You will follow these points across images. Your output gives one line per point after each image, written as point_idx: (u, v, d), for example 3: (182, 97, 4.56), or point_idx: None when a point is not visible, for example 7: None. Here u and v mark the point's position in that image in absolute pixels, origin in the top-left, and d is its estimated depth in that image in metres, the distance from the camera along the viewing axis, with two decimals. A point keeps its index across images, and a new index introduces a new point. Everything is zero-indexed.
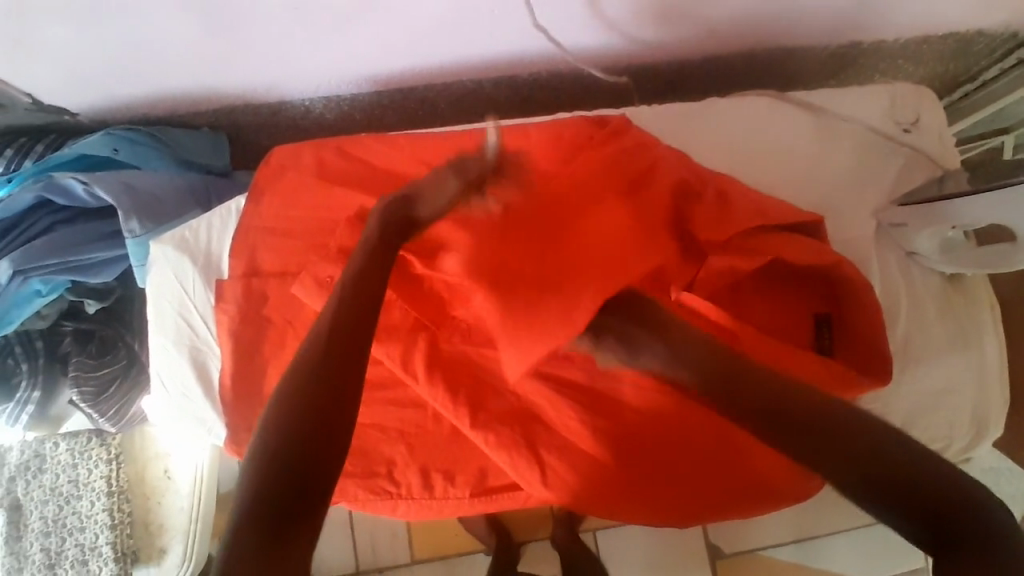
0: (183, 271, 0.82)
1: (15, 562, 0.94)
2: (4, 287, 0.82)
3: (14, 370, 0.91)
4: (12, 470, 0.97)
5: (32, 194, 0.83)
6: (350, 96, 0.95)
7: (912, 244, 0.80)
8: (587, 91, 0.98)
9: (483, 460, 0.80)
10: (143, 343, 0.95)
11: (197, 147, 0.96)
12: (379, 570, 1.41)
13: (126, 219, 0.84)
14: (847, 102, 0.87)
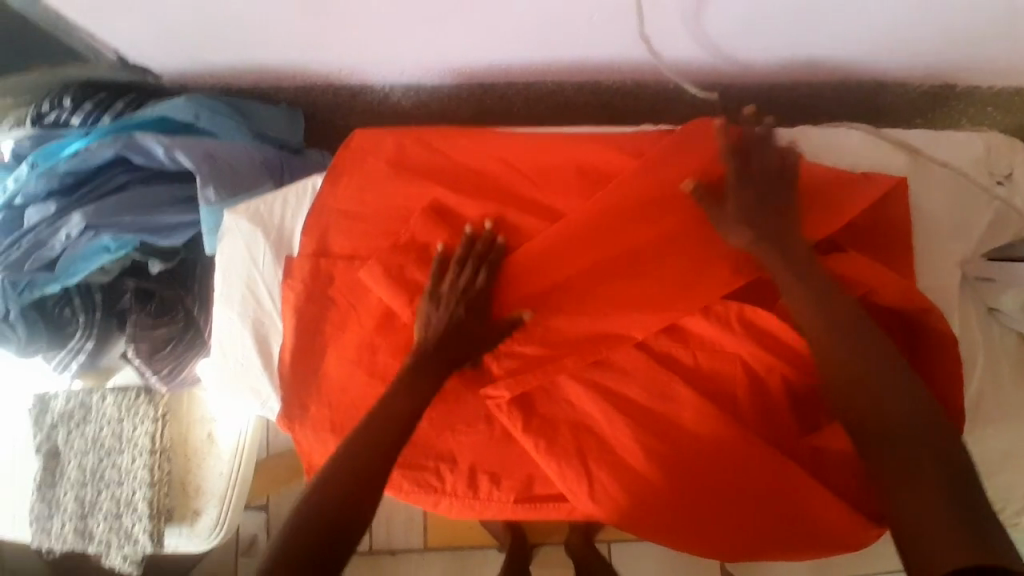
0: (255, 243, 0.83)
1: (46, 509, 0.97)
2: (75, 239, 0.83)
3: (70, 320, 0.92)
4: (55, 417, 0.98)
5: (112, 151, 0.83)
6: (431, 86, 0.95)
7: (997, 301, 0.78)
8: (670, 107, 0.96)
9: (530, 468, 0.80)
10: (202, 308, 0.96)
11: (274, 122, 0.96)
12: (391, 552, 1.43)
13: (203, 186, 0.85)
14: (941, 145, 0.84)
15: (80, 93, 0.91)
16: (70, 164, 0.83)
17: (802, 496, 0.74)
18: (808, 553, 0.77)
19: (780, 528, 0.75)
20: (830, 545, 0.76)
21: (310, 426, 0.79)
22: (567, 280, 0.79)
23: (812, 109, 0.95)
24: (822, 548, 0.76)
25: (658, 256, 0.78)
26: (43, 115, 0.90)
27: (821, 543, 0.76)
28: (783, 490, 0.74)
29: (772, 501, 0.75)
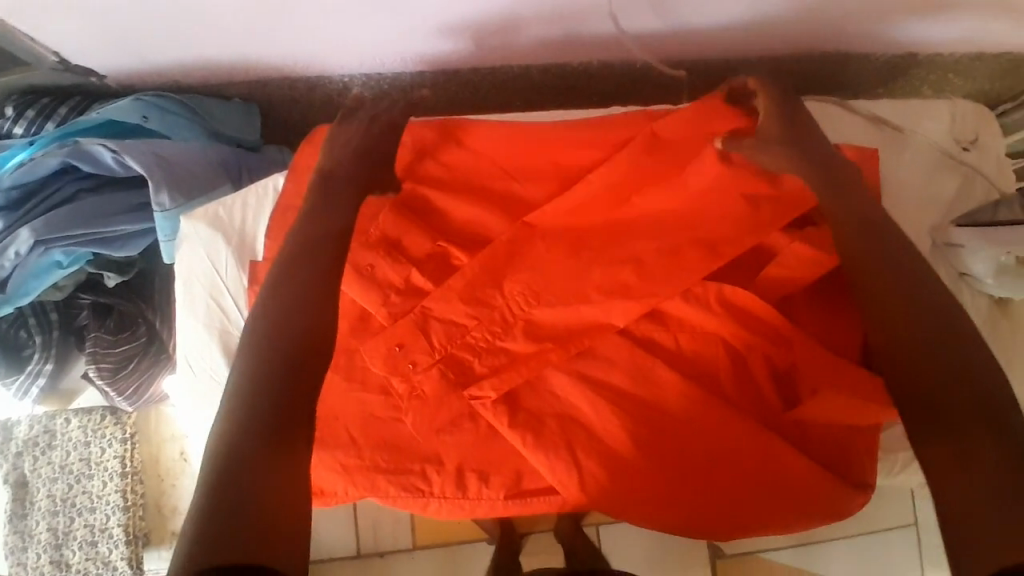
0: (217, 250, 0.79)
1: (20, 541, 0.92)
2: (25, 257, 0.78)
3: (25, 342, 0.87)
4: (20, 445, 0.93)
5: (56, 160, 0.78)
6: (392, 74, 0.91)
7: (966, 266, 0.78)
8: (639, 84, 0.95)
9: (519, 462, 0.78)
10: (166, 321, 0.92)
11: (229, 119, 0.92)
12: (379, 554, 1.41)
13: (157, 193, 0.80)
14: (908, 113, 0.84)
15: (21, 102, 0.87)
16: (14, 177, 0.78)
17: (790, 470, 0.74)
18: (799, 525, 0.78)
19: (771, 503, 0.75)
20: (820, 516, 0.77)
21: None
22: (542, 271, 0.78)
23: None
24: (812, 519, 0.77)
25: (634, 240, 0.77)
26: None
27: (811, 515, 0.76)
28: (772, 465, 0.74)
29: (761, 476, 0.75)
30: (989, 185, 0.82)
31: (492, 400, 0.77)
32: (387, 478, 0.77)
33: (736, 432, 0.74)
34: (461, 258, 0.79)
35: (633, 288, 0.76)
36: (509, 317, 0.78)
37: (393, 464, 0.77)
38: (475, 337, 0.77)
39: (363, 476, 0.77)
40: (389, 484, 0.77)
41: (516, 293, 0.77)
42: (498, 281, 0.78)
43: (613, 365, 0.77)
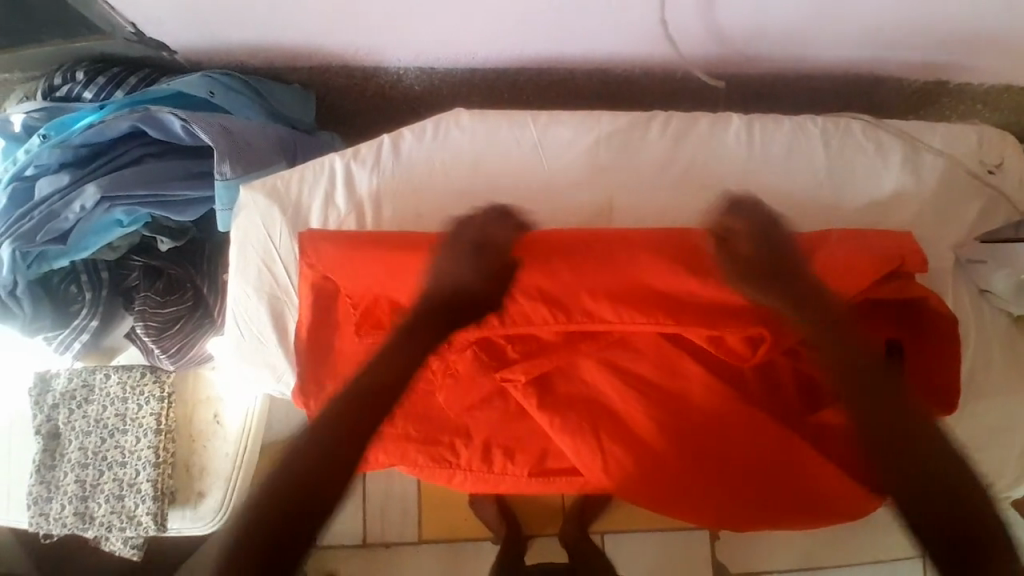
0: (271, 218, 0.82)
1: (46, 491, 0.95)
2: (89, 211, 0.83)
3: (75, 298, 0.90)
4: (56, 397, 0.96)
5: (127, 124, 0.83)
6: (444, 69, 0.96)
7: (987, 282, 0.82)
8: (679, 91, 0.98)
9: (544, 442, 0.81)
10: (213, 288, 0.95)
11: (288, 101, 0.97)
12: (386, 544, 1.43)
13: (220, 162, 0.84)
14: (938, 136, 0.87)
15: (93, 69, 0.92)
16: (84, 137, 0.82)
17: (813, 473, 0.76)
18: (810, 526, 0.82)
19: (788, 503, 0.79)
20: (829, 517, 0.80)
21: (325, 401, 0.79)
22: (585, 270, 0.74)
23: (811, 101, 0.99)
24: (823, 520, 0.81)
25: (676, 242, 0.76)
26: (55, 88, 0.91)
27: (822, 516, 0.80)
28: (797, 468, 0.77)
29: (782, 477, 0.77)
30: (1011, 208, 0.85)
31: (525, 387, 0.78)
32: (417, 450, 0.81)
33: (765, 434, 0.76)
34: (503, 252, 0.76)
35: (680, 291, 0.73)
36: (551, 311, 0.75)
37: (424, 436, 0.81)
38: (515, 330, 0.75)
39: (397, 446, 0.80)
40: (419, 454, 0.81)
41: (556, 283, 0.74)
42: (538, 274, 0.74)
43: (648, 359, 0.77)
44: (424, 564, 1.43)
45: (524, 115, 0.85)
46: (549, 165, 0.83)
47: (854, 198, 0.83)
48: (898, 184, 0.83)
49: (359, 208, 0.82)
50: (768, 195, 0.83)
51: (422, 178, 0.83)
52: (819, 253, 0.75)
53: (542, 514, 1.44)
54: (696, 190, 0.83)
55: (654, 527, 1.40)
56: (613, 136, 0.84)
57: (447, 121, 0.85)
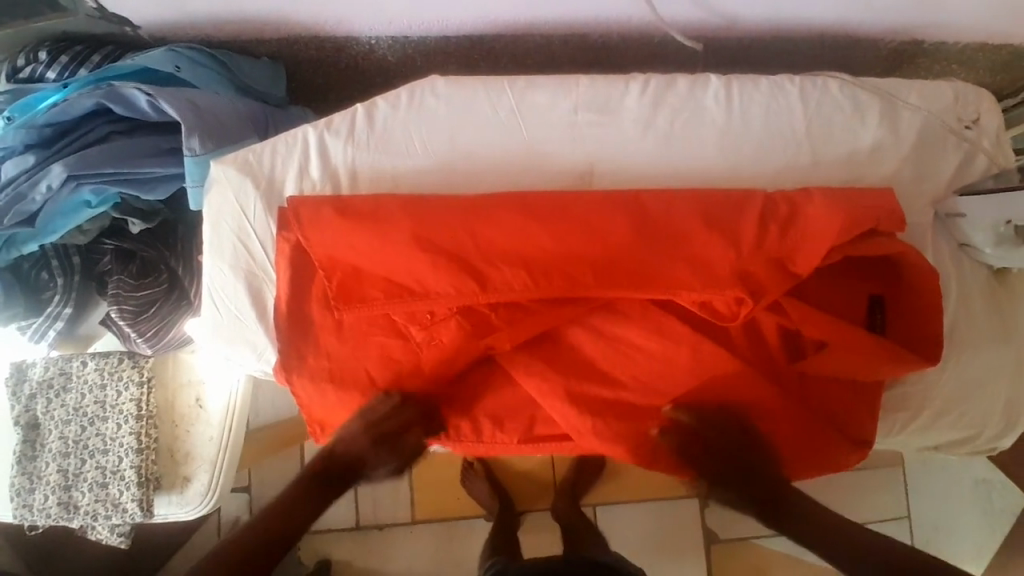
0: (243, 192, 0.81)
1: (28, 482, 0.94)
2: (56, 191, 0.80)
3: (47, 284, 0.88)
4: (33, 386, 0.93)
5: (92, 101, 0.80)
6: (417, 38, 0.94)
7: (966, 235, 0.82)
8: (658, 54, 0.97)
9: (531, 410, 0.81)
10: (188, 268, 0.94)
11: (257, 75, 0.95)
12: (379, 526, 1.43)
13: (188, 136, 0.81)
14: (915, 90, 0.86)
15: (56, 48, 0.88)
16: (48, 116, 0.79)
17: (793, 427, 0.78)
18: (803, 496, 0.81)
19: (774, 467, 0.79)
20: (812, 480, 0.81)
21: (308, 376, 0.78)
22: (567, 236, 0.74)
23: (788, 62, 0.99)
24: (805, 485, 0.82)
25: (654, 209, 0.76)
26: (19, 70, 0.88)
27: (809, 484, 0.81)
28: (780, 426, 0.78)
29: (767, 437, 0.78)
30: (990, 163, 0.85)
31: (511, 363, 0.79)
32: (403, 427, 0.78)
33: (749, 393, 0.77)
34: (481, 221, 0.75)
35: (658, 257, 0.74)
36: (530, 278, 0.74)
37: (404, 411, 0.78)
38: (499, 298, 0.74)
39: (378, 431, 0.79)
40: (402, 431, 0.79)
41: (532, 249, 0.74)
42: (513, 241, 0.74)
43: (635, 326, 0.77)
44: (417, 546, 1.43)
45: (498, 81, 0.84)
46: (528, 132, 0.82)
47: (833, 157, 0.83)
48: (876, 140, 0.83)
49: (334, 178, 0.81)
50: (747, 156, 0.82)
51: (398, 149, 0.82)
52: (799, 212, 0.75)
53: (533, 490, 1.44)
54: (677, 153, 0.82)
55: (646, 497, 1.42)
56: (591, 100, 0.83)
57: (422, 90, 0.84)
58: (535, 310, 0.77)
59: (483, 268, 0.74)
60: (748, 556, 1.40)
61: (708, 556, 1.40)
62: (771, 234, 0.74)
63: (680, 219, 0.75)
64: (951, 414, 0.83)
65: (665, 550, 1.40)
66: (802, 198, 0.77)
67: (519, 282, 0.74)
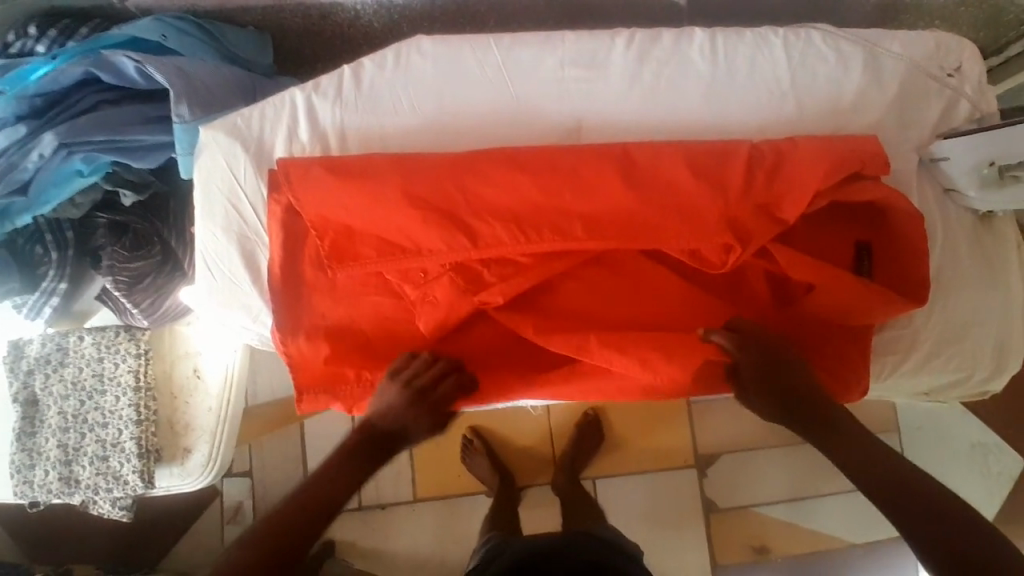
0: (234, 157, 0.81)
1: (27, 459, 0.94)
2: (48, 160, 0.80)
3: (42, 259, 0.88)
4: (31, 363, 0.94)
5: (81, 71, 0.80)
6: (403, 3, 0.95)
7: (951, 180, 0.83)
8: (643, 12, 0.98)
9: (526, 366, 0.82)
10: (180, 241, 0.95)
11: (243, 45, 0.96)
12: (381, 505, 1.43)
13: (177, 103, 0.82)
14: (897, 39, 0.87)
15: (45, 22, 0.88)
16: (39, 87, 0.80)
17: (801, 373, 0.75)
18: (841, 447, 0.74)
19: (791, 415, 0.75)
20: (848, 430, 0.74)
21: (302, 337, 0.79)
22: (554, 189, 0.75)
23: (772, 17, 0.99)
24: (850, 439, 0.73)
25: (643, 160, 0.76)
26: (8, 46, 0.88)
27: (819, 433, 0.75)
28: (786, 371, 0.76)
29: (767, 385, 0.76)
30: (971, 109, 0.86)
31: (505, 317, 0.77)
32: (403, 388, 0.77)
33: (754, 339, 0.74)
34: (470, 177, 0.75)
35: (646, 207, 0.74)
36: (520, 232, 0.75)
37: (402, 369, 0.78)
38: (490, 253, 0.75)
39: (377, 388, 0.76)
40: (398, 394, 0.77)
41: (521, 204, 0.75)
42: (501, 195, 0.75)
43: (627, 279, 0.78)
44: (419, 524, 1.43)
45: (484, 39, 0.84)
46: (515, 88, 0.83)
47: (818, 106, 0.84)
48: (859, 87, 0.84)
49: (323, 140, 0.82)
50: (732, 108, 0.83)
51: (385, 109, 0.82)
52: (785, 159, 0.76)
53: (533, 465, 1.44)
54: (663, 105, 0.83)
55: (644, 469, 1.43)
56: (577, 56, 0.84)
57: (408, 50, 0.84)
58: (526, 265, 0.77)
59: (473, 223, 0.75)
60: (747, 524, 1.41)
61: (708, 525, 1.41)
62: (758, 180, 0.74)
63: (668, 169, 0.75)
64: (940, 358, 0.84)
65: (664, 521, 1.41)
66: (787, 146, 0.77)
67: (508, 236, 0.75)
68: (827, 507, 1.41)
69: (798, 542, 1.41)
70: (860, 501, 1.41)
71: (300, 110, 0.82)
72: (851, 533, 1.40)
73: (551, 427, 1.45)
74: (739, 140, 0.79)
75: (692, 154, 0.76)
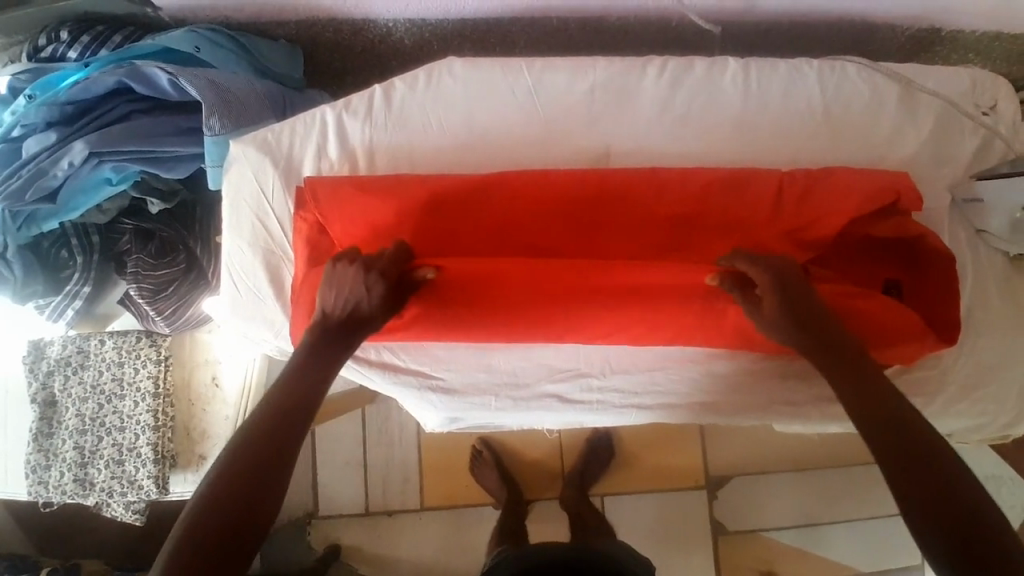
0: (263, 172, 0.82)
1: (43, 459, 0.94)
2: (77, 168, 0.81)
3: (66, 263, 0.89)
4: (51, 364, 0.95)
5: (113, 79, 0.80)
6: (435, 21, 0.95)
7: (983, 221, 0.82)
8: (675, 39, 0.97)
9: (546, 385, 0.83)
10: (205, 249, 0.95)
11: (274, 58, 0.96)
12: (389, 512, 1.43)
13: (207, 115, 0.82)
14: (931, 75, 0.86)
15: (78, 28, 0.88)
16: (71, 94, 0.80)
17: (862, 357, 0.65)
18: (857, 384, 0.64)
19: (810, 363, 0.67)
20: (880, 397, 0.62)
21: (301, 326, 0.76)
22: (577, 213, 0.76)
23: (805, 49, 0.98)
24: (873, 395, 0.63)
25: (673, 188, 0.76)
26: (40, 49, 0.88)
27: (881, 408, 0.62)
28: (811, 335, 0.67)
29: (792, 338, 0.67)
30: (1006, 149, 0.84)
31: (512, 318, 0.76)
32: (374, 293, 0.68)
33: (787, 301, 0.66)
34: (495, 198, 0.77)
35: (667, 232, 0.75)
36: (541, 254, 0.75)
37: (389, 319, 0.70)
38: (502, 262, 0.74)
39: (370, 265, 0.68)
40: (385, 306, 0.69)
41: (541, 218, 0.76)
42: (522, 211, 0.76)
43: (649, 297, 0.72)
44: (425, 532, 1.43)
45: (515, 61, 0.84)
46: (545, 113, 0.82)
47: (851, 141, 0.82)
48: (893, 123, 0.83)
49: (351, 157, 0.82)
50: (764, 140, 0.82)
51: (415, 127, 0.82)
52: (814, 191, 0.75)
53: (541, 480, 1.44)
54: (693, 134, 0.82)
55: (652, 488, 1.42)
56: (608, 82, 0.83)
57: (439, 70, 0.84)
58: (491, 258, 0.73)
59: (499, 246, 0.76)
60: (755, 548, 1.40)
61: (715, 548, 1.40)
62: (785, 211, 0.74)
63: (696, 198, 0.75)
64: (965, 399, 0.83)
65: (671, 542, 1.40)
66: (820, 177, 0.76)
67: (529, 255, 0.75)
68: (836, 535, 1.40)
69: (805, 569, 1.40)
70: (871, 533, 1.40)
71: (330, 128, 0.83)
72: (859, 564, 1.39)
73: (562, 443, 1.44)
74: (775, 170, 0.77)
75: (721, 184, 0.76)
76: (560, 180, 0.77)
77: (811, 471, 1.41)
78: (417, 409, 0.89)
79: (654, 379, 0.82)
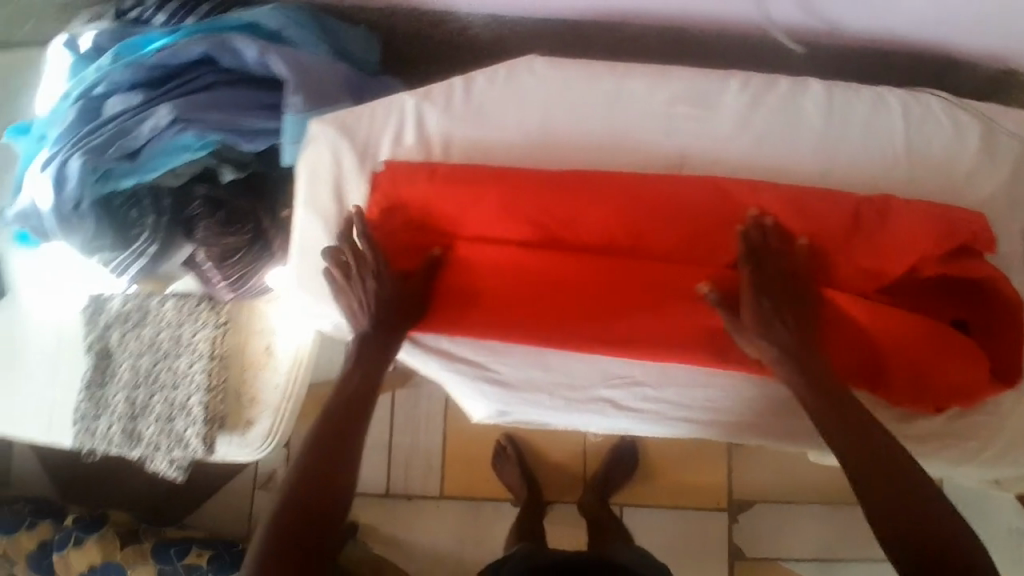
0: (340, 151, 0.83)
1: (94, 409, 0.97)
2: (161, 131, 0.83)
3: (136, 221, 0.90)
4: (110, 317, 0.98)
5: (202, 49, 0.83)
6: (516, 18, 0.96)
7: None
8: (754, 57, 0.97)
9: (599, 385, 0.83)
10: (273, 222, 0.94)
11: (354, 41, 0.98)
12: (409, 497, 1.45)
13: (291, 93, 0.85)
14: (1014, 118, 0.85)
15: None
16: (159, 59, 0.83)
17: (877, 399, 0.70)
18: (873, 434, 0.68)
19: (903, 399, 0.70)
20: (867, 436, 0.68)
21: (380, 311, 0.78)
22: (646, 221, 0.76)
23: (884, 78, 0.97)
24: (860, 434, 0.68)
25: (745, 205, 0.76)
26: (126, 11, 0.91)
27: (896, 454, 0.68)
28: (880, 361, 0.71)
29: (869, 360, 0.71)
30: None
31: (561, 319, 0.78)
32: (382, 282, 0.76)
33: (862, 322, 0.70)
34: (562, 199, 0.77)
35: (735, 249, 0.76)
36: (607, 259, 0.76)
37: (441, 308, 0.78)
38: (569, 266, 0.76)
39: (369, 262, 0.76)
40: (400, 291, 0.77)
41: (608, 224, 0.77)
42: (592, 215, 0.77)
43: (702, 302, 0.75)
44: (442, 521, 1.44)
45: (595, 65, 0.85)
46: (621, 120, 0.83)
47: (928, 176, 0.81)
48: (973, 162, 0.82)
49: (426, 145, 0.83)
50: (840, 167, 0.81)
51: (492, 123, 0.83)
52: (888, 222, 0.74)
53: (561, 482, 1.44)
54: (769, 154, 0.82)
55: (673, 503, 1.42)
56: (689, 94, 0.83)
57: (520, 67, 0.85)
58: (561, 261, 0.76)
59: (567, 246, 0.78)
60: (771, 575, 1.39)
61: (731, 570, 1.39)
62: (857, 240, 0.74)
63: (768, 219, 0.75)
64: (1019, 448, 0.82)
65: (686, 558, 1.40)
66: (896, 209, 0.75)
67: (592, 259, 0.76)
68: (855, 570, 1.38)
69: None
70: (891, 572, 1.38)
71: (409, 114, 0.84)
72: None
73: (586, 449, 1.44)
74: (853, 197, 0.77)
75: (795, 206, 0.75)
76: (633, 186, 0.77)
77: (837, 504, 1.40)
78: (466, 399, 0.90)
79: (707, 396, 0.82)
